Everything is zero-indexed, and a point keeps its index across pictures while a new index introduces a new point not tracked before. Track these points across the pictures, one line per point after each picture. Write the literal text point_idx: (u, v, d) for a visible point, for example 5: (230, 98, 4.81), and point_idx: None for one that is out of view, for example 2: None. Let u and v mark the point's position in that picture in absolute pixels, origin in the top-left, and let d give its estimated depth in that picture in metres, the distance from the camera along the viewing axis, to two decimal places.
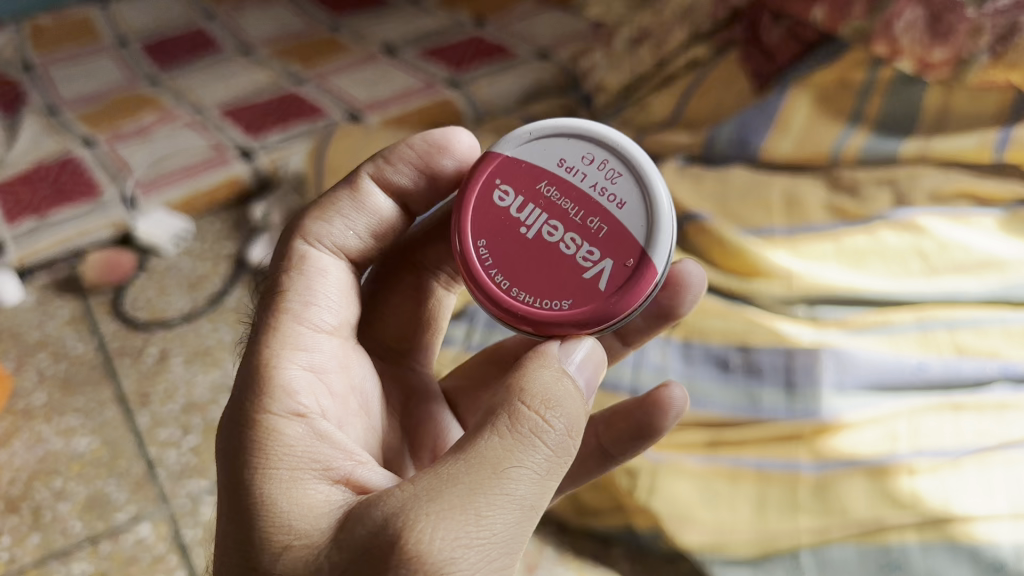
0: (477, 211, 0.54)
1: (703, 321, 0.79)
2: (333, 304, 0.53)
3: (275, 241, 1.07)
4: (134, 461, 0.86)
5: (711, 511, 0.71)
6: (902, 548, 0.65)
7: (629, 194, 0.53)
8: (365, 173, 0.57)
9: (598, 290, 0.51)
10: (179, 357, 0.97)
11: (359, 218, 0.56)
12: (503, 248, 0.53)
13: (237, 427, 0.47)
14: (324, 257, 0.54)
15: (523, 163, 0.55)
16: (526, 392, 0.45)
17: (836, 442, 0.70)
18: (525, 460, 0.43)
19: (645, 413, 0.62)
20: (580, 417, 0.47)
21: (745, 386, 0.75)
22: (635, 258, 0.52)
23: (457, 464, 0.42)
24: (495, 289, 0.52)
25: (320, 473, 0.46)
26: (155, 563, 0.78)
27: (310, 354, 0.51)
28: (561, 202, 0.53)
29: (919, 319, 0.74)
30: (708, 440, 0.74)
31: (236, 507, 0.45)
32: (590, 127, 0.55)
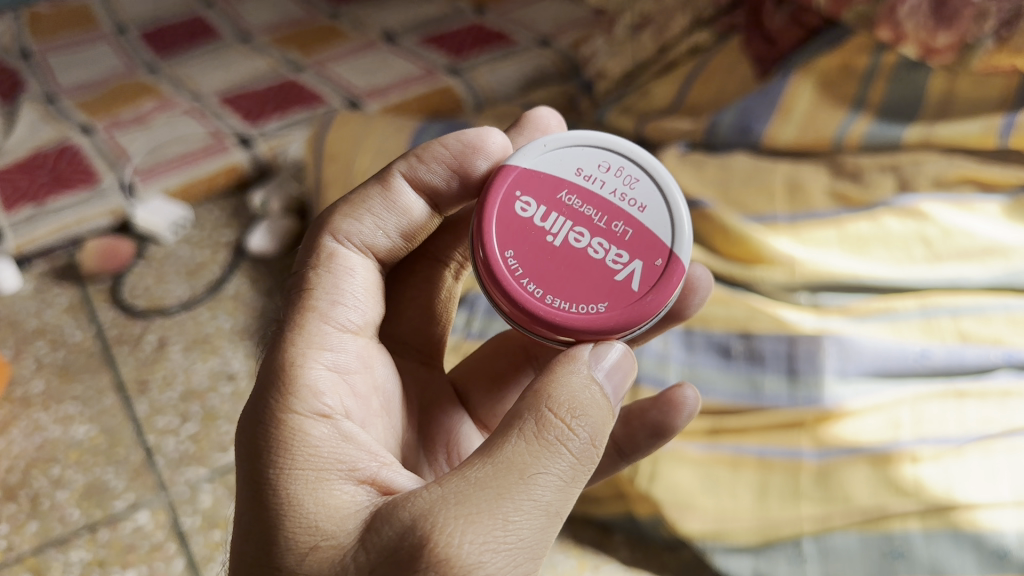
0: (501, 221, 0.52)
1: (704, 308, 0.78)
2: (359, 304, 0.54)
3: (277, 229, 1.06)
4: (132, 449, 0.86)
5: (712, 498, 0.71)
6: (904, 536, 0.65)
7: (649, 197, 0.53)
8: (398, 171, 0.56)
9: (631, 291, 0.50)
10: (178, 344, 0.96)
11: (390, 217, 0.56)
12: (532, 256, 0.51)
13: (262, 425, 0.47)
14: (352, 256, 0.54)
15: (540, 174, 0.54)
16: (553, 399, 0.45)
17: (839, 430, 0.69)
18: (552, 467, 0.43)
19: (661, 411, 0.62)
20: (606, 423, 0.46)
21: (747, 373, 0.74)
22: (663, 257, 0.52)
23: (484, 468, 0.42)
24: (528, 298, 0.50)
25: (345, 474, 0.46)
26: (153, 550, 0.78)
27: (335, 354, 0.51)
28: (583, 209, 0.53)
29: (922, 306, 0.74)
30: (709, 427, 0.74)
31: (258, 505, 0.45)
32: (602, 138, 0.55)
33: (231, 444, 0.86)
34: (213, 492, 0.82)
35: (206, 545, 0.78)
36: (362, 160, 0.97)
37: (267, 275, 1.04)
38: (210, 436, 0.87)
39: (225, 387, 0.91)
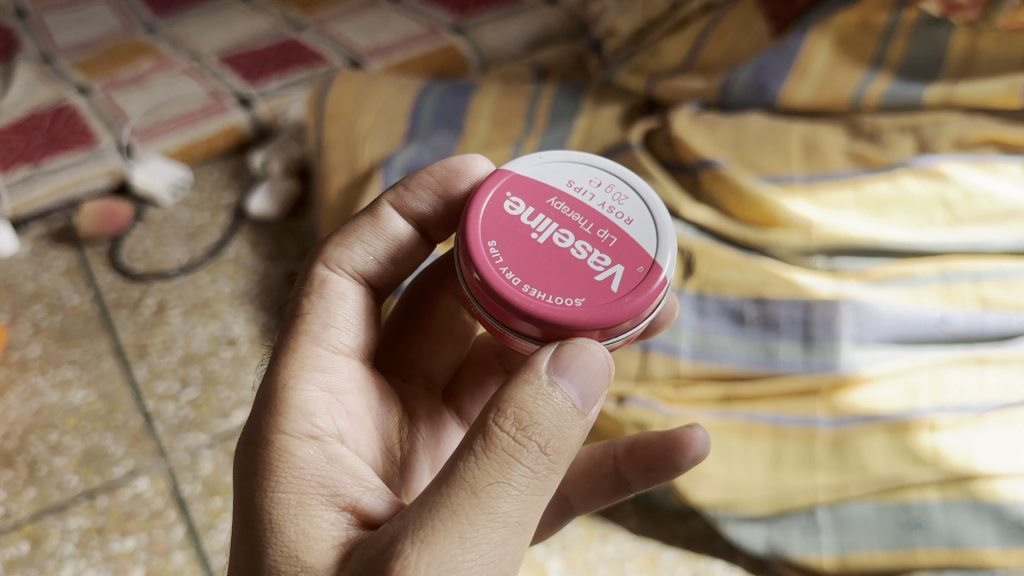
0: (488, 215, 0.50)
1: (717, 272, 0.75)
2: (349, 327, 0.53)
3: (278, 192, 1.03)
4: (131, 415, 0.84)
5: (725, 466, 0.69)
6: (922, 506, 0.63)
7: (636, 212, 0.51)
8: (385, 201, 0.57)
9: (610, 292, 0.47)
10: (177, 309, 0.94)
11: (378, 243, 0.57)
12: (514, 248, 0.48)
13: (253, 450, 0.46)
14: (342, 280, 0.54)
15: (532, 181, 0.52)
16: (501, 410, 0.43)
17: (855, 398, 0.68)
18: (505, 477, 0.41)
19: (665, 444, 0.56)
20: (570, 429, 0.44)
21: (761, 339, 0.72)
22: (646, 266, 0.48)
23: (439, 490, 0.41)
24: (504, 284, 0.47)
25: (328, 499, 0.45)
26: (152, 518, 0.76)
27: (326, 374, 0.50)
28: (569, 214, 0.50)
29: (942, 270, 0.72)
30: (721, 395, 0.72)
31: (246, 532, 0.44)
32: (598, 161, 0.54)
33: (232, 410, 0.84)
34: (214, 459, 0.80)
35: (206, 512, 0.77)
36: (364, 122, 0.95)
37: (269, 239, 1.02)
38: (211, 402, 0.85)
39: (225, 352, 0.89)
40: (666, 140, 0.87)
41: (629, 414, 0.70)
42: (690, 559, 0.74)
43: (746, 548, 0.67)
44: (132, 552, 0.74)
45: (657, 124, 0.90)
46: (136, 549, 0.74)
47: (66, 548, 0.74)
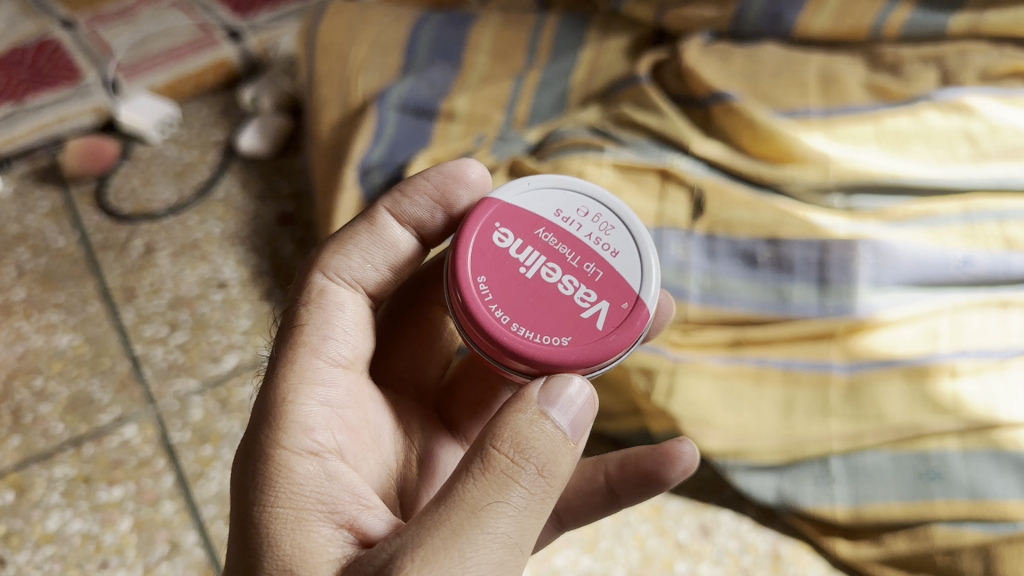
0: (477, 246, 0.49)
1: (728, 211, 0.71)
2: (348, 337, 0.50)
3: (268, 128, 0.98)
4: (119, 359, 0.81)
5: (733, 413, 0.66)
6: (941, 456, 0.61)
7: (622, 244, 0.50)
8: (382, 207, 0.54)
9: (595, 330, 0.47)
10: (165, 251, 0.90)
11: (376, 251, 0.53)
12: (504, 285, 0.48)
13: (251, 463, 0.44)
14: (341, 291, 0.51)
15: (519, 207, 0.51)
16: (496, 434, 0.42)
17: (871, 341, 0.65)
18: (505, 497, 0.41)
19: (655, 460, 0.54)
20: (562, 456, 0.43)
21: (773, 282, 0.68)
22: (631, 301, 0.48)
23: (438, 510, 0.40)
24: (495, 324, 0.46)
25: (326, 514, 0.43)
26: (140, 466, 0.74)
27: (325, 387, 0.48)
28: (556, 247, 0.49)
29: (965, 209, 0.68)
30: (732, 339, 0.68)
31: (241, 547, 0.43)
32: (587, 186, 0.52)
33: (223, 354, 0.81)
34: (203, 405, 0.77)
35: (195, 460, 0.74)
36: (358, 54, 0.90)
37: (259, 178, 0.97)
38: (200, 346, 0.82)
39: (216, 295, 0.86)
40: (676, 72, 0.82)
41: (635, 359, 0.66)
42: (696, 508, 0.70)
43: (756, 498, 0.65)
44: (120, 502, 0.72)
45: (667, 56, 0.85)
46: (123, 499, 0.72)
47: (51, 498, 0.72)
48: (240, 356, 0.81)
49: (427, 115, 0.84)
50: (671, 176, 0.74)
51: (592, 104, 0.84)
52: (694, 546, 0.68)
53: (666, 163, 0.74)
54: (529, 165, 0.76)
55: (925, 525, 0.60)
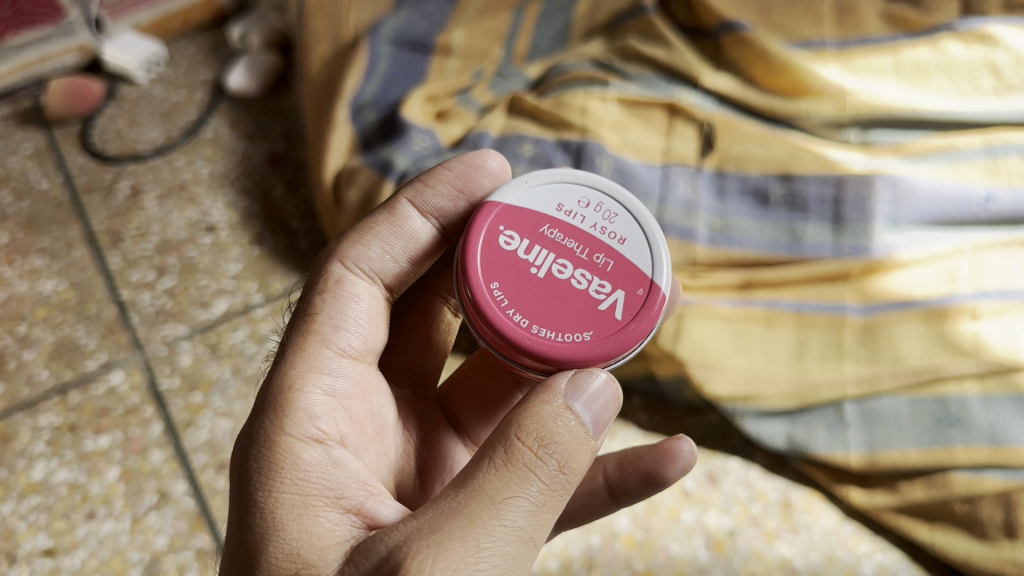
0: (485, 250, 0.45)
1: (738, 147, 0.68)
2: (361, 328, 0.47)
3: (257, 68, 0.94)
4: (105, 305, 0.78)
5: (743, 357, 0.62)
6: (961, 400, 0.58)
7: (628, 230, 0.46)
8: (404, 198, 0.50)
9: (615, 320, 0.43)
10: (152, 193, 0.86)
11: (396, 241, 0.50)
12: (518, 288, 0.44)
13: (254, 447, 0.41)
14: (358, 282, 0.48)
15: (520, 206, 0.47)
16: (520, 424, 0.39)
17: (887, 283, 0.63)
18: (524, 491, 0.38)
19: (654, 459, 0.50)
20: (584, 452, 0.40)
21: (786, 221, 0.65)
22: (646, 287, 0.45)
23: (455, 496, 0.38)
24: (513, 330, 0.43)
25: (332, 500, 0.40)
26: (128, 414, 0.71)
27: (332, 378, 0.45)
28: (564, 241, 0.46)
29: (988, 143, 0.65)
30: (742, 281, 0.64)
31: (240, 532, 0.40)
32: (583, 175, 0.48)
33: (212, 300, 0.78)
34: (193, 351, 0.75)
35: (185, 408, 0.71)
36: None
37: (249, 118, 0.93)
38: (188, 291, 0.79)
39: (204, 239, 0.82)
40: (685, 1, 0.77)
41: None
42: (704, 455, 0.67)
43: (766, 444, 0.62)
44: (107, 451, 0.69)
45: None
46: (111, 448, 0.69)
47: (37, 447, 0.69)
48: (230, 302, 0.78)
49: (422, 49, 0.79)
50: (679, 111, 0.71)
51: (597, 39, 0.80)
52: (702, 494, 0.65)
53: (674, 98, 0.71)
54: (529, 102, 0.73)
55: (943, 473, 0.57)
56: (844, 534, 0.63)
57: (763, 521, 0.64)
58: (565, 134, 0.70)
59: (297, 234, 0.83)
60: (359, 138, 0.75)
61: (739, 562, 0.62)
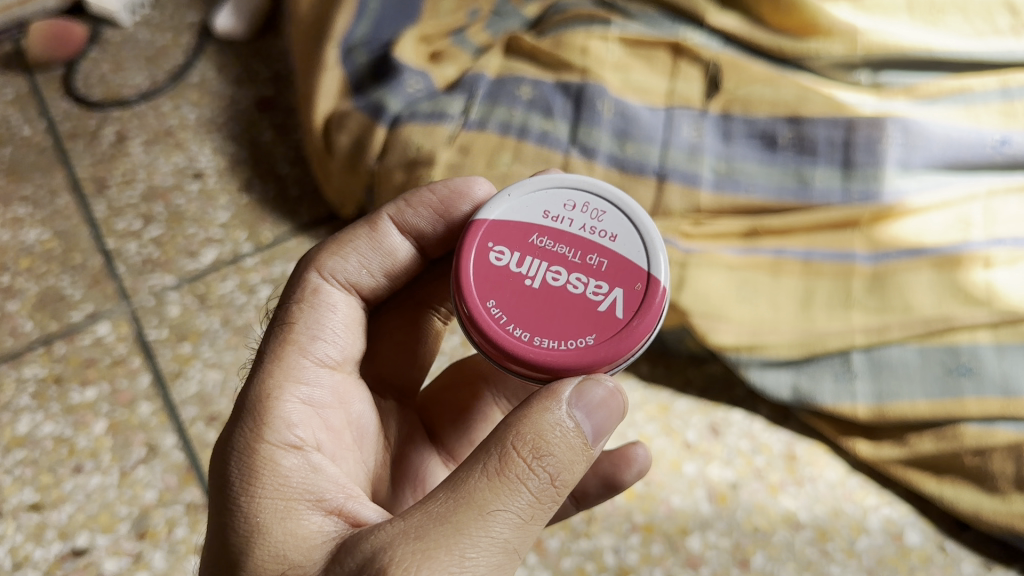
0: (479, 269, 0.43)
1: (746, 89, 0.65)
2: (338, 338, 0.46)
3: (246, 12, 0.90)
4: (90, 255, 0.75)
5: (747, 306, 0.60)
6: (973, 350, 0.56)
7: (619, 226, 0.44)
8: (386, 214, 0.49)
9: (616, 321, 0.41)
10: (138, 139, 0.83)
11: (375, 255, 0.49)
12: (516, 302, 0.41)
13: (233, 453, 0.40)
14: (335, 292, 0.47)
15: (507, 218, 0.44)
16: (516, 432, 0.37)
17: (898, 230, 0.60)
18: (512, 503, 0.36)
19: (611, 463, 0.54)
20: (579, 463, 0.38)
21: (794, 165, 0.63)
22: (644, 279, 0.42)
23: (444, 501, 0.36)
24: (516, 344, 0.40)
25: (314, 503, 0.39)
26: (115, 365, 0.69)
27: (310, 387, 0.44)
28: (554, 247, 0.43)
29: (1004, 85, 0.63)
30: (748, 229, 0.62)
31: (222, 539, 0.39)
32: (564, 178, 0.45)
33: (200, 249, 0.76)
34: (181, 302, 0.72)
35: (173, 359, 0.69)
36: None
37: (237, 61, 0.90)
38: (176, 240, 0.76)
39: (192, 186, 0.80)
40: None
41: None
42: (706, 408, 0.65)
43: (771, 395, 0.60)
44: (93, 403, 0.67)
45: None
46: (97, 400, 0.67)
47: (21, 400, 0.67)
48: (219, 251, 0.75)
49: None
50: (684, 51, 0.68)
51: None
52: (704, 447, 0.63)
53: (679, 37, 0.69)
54: (526, 42, 0.71)
55: (953, 425, 0.55)
56: (850, 487, 0.61)
57: (767, 474, 0.62)
58: (565, 76, 0.68)
59: (286, 180, 0.80)
60: (352, 79, 0.72)
61: (743, 516, 0.60)
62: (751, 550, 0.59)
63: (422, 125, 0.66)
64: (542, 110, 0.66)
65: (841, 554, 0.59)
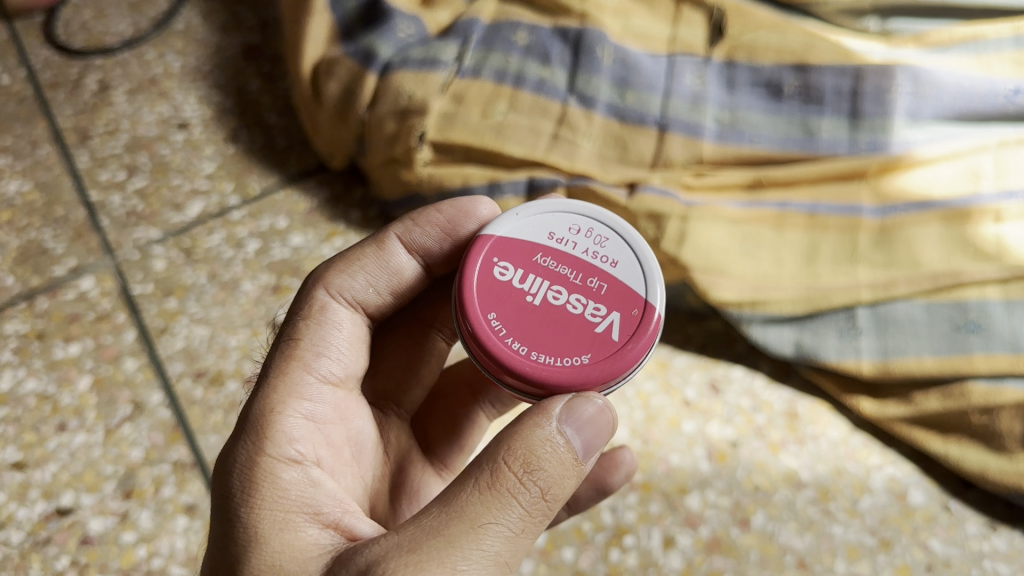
0: (481, 282, 0.42)
1: (751, 35, 0.63)
2: (343, 355, 0.45)
3: None
4: (73, 207, 0.73)
5: (750, 262, 0.58)
6: (981, 306, 0.54)
7: (620, 252, 0.43)
8: (393, 233, 0.48)
9: (612, 343, 0.40)
10: (122, 88, 0.81)
11: (381, 274, 0.48)
12: (516, 317, 0.41)
13: (232, 467, 0.39)
14: (341, 310, 0.45)
15: (513, 235, 0.43)
16: (508, 447, 0.36)
17: (905, 182, 0.59)
18: (504, 516, 0.36)
19: (600, 467, 0.54)
20: (569, 480, 0.37)
21: (799, 115, 0.61)
22: (641, 306, 0.41)
23: (437, 514, 0.36)
24: (513, 358, 0.40)
25: (311, 517, 0.38)
26: (99, 321, 0.67)
27: (313, 403, 0.42)
28: (557, 268, 0.42)
29: (1016, 32, 0.61)
30: (751, 180, 0.60)
31: (219, 550, 0.38)
32: (569, 202, 0.45)
33: (186, 202, 0.73)
34: (166, 256, 0.70)
35: (159, 315, 0.67)
36: None
37: (223, 7, 0.87)
38: (161, 192, 0.74)
39: (177, 136, 0.77)
40: None
41: (643, 203, 0.59)
42: (706, 365, 0.64)
43: (773, 352, 0.59)
44: (77, 359, 0.65)
45: None
46: (81, 356, 0.65)
47: (3, 356, 0.65)
48: (205, 204, 0.73)
49: None
50: None
51: None
52: (704, 404, 0.62)
53: None
54: None
55: (960, 383, 0.54)
56: (853, 446, 0.60)
57: (768, 433, 0.61)
58: (563, 20, 0.66)
59: (274, 131, 0.78)
60: (341, 26, 0.69)
61: (743, 475, 0.59)
62: (751, 509, 0.58)
63: (415, 72, 0.63)
64: (539, 57, 0.64)
65: (844, 514, 0.57)
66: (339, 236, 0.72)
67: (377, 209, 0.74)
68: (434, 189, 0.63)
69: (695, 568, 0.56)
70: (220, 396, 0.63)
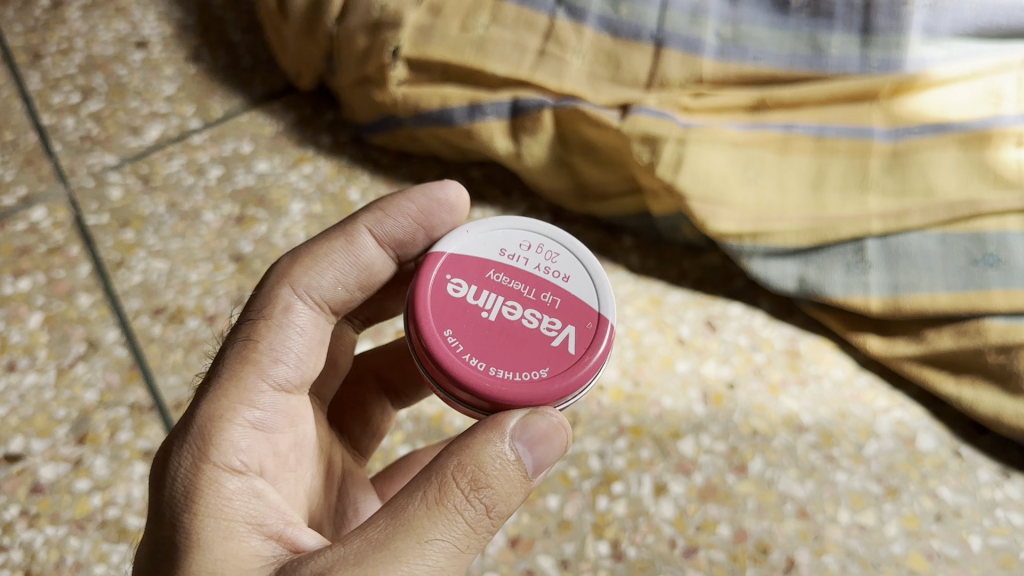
0: (434, 297, 0.39)
1: None
2: (299, 360, 0.42)
3: None
4: (22, 132, 0.68)
5: (752, 188, 0.54)
6: (1000, 239, 0.50)
7: (571, 267, 0.41)
8: (365, 226, 0.46)
9: (568, 356, 0.38)
10: (76, 4, 0.75)
11: (350, 270, 0.45)
12: (473, 332, 0.38)
13: (173, 469, 0.36)
14: (303, 310, 0.43)
15: (464, 251, 0.41)
16: (456, 461, 0.34)
17: (919, 104, 0.54)
18: (448, 532, 0.34)
19: None
20: (516, 496, 0.35)
21: (808, 30, 0.55)
22: (595, 319, 0.40)
23: (382, 528, 0.34)
24: (470, 374, 0.37)
25: (253, 528, 0.36)
26: (51, 253, 0.62)
27: (263, 411, 0.40)
28: (511, 284, 0.40)
29: None
30: (754, 102, 0.56)
31: (152, 555, 0.35)
32: (517, 217, 0.43)
33: (144, 125, 0.68)
34: (123, 184, 0.65)
35: (115, 247, 0.63)
36: None
37: None
38: (117, 115, 0.69)
39: (135, 56, 0.72)
40: None
41: (636, 125, 0.54)
42: (701, 302, 0.60)
43: (775, 287, 0.55)
44: (28, 295, 0.60)
45: None
46: (32, 292, 0.60)
47: None
48: (164, 127, 0.68)
49: None
50: None
51: None
52: (699, 343, 0.58)
53: None
54: None
55: (976, 320, 0.50)
56: (858, 387, 0.56)
57: (767, 373, 0.57)
58: None
59: (238, 49, 0.73)
60: None
61: (740, 418, 0.55)
62: (749, 454, 0.54)
63: None
64: None
65: (848, 460, 0.54)
66: (307, 162, 0.67)
67: (349, 133, 0.69)
68: (409, 111, 0.59)
69: (689, 518, 0.52)
70: (179, 334, 0.59)
